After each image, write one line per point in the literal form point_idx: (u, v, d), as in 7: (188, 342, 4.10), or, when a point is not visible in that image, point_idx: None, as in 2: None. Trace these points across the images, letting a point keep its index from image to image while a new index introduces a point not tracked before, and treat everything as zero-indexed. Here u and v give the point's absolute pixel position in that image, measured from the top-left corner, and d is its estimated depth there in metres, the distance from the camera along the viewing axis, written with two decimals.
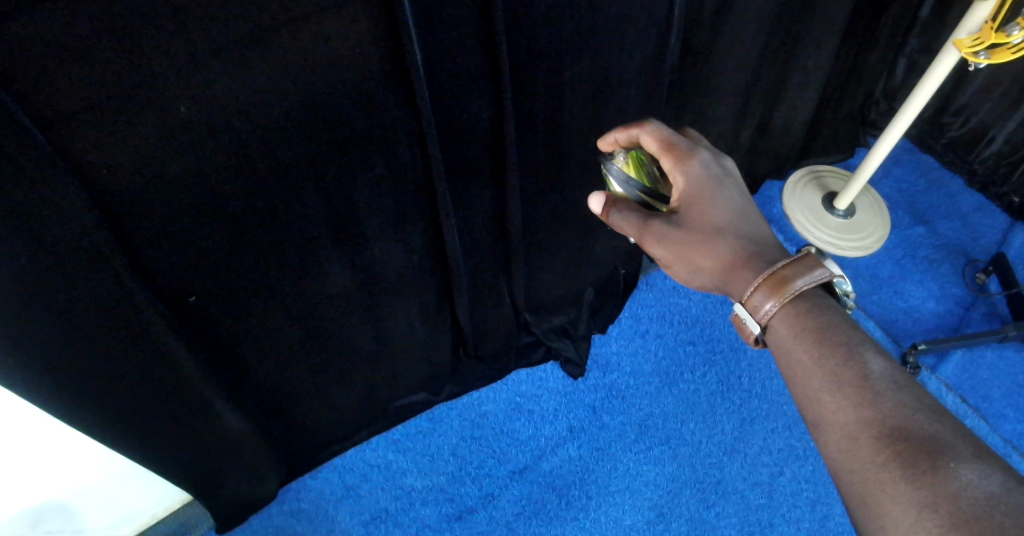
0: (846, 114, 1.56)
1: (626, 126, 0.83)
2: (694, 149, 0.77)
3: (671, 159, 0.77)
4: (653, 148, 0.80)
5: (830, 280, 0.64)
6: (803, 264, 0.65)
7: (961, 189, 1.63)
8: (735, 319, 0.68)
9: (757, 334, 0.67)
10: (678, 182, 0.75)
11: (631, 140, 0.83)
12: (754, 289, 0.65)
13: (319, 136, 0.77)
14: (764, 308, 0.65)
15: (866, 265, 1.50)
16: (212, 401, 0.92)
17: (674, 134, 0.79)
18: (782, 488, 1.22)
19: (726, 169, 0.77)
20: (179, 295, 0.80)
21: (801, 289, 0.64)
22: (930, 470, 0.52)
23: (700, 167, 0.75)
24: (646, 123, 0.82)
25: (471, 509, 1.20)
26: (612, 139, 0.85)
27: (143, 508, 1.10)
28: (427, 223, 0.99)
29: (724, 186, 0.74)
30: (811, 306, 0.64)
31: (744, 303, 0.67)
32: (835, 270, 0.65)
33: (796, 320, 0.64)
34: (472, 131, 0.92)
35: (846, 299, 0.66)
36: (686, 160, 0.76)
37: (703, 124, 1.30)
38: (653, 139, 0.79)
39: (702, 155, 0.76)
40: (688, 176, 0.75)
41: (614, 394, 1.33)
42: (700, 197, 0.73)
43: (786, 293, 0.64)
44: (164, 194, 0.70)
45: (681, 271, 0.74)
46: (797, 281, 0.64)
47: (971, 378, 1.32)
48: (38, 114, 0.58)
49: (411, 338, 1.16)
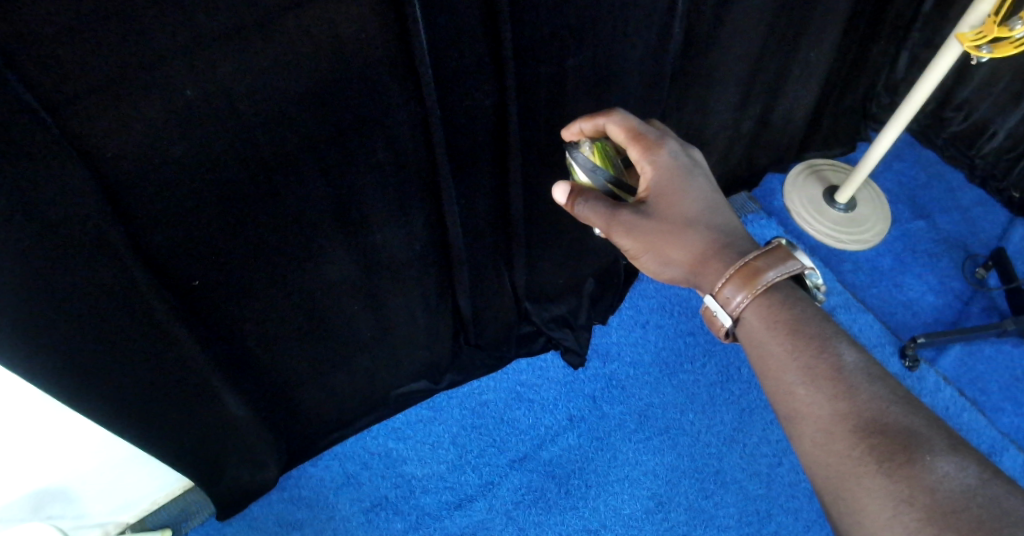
0: (848, 107, 1.56)
1: (593, 116, 0.81)
2: (662, 139, 0.75)
3: (639, 149, 0.75)
4: (620, 138, 0.78)
5: (801, 272, 0.63)
6: (774, 255, 0.63)
7: (961, 184, 1.63)
8: (706, 312, 0.66)
9: (728, 326, 0.65)
10: (646, 172, 0.74)
11: (595, 131, 0.82)
12: (725, 281, 0.63)
13: (322, 123, 0.77)
14: (735, 301, 0.63)
15: (865, 258, 1.50)
16: (215, 385, 0.92)
17: (641, 124, 0.77)
18: (780, 478, 1.23)
19: (694, 159, 0.75)
20: (182, 280, 0.80)
21: (772, 281, 0.62)
22: (907, 463, 0.51)
23: (669, 157, 0.73)
24: (612, 112, 0.80)
25: (471, 497, 1.21)
26: (577, 129, 0.83)
27: (145, 494, 1.11)
28: (430, 211, 0.99)
29: (693, 177, 0.72)
30: (783, 297, 0.62)
31: (715, 295, 0.64)
32: (807, 263, 0.64)
33: (768, 312, 0.62)
34: (476, 119, 0.92)
35: (816, 292, 0.66)
36: (655, 151, 0.74)
37: (705, 115, 1.30)
38: (619, 128, 0.77)
39: (671, 145, 0.75)
40: (657, 166, 0.73)
41: (614, 384, 1.34)
42: (669, 188, 0.71)
43: (757, 286, 0.62)
44: (168, 180, 0.70)
45: (650, 264, 0.72)
46: (769, 272, 0.62)
47: (969, 372, 1.33)
48: (43, 98, 0.58)
49: (412, 326, 1.16)
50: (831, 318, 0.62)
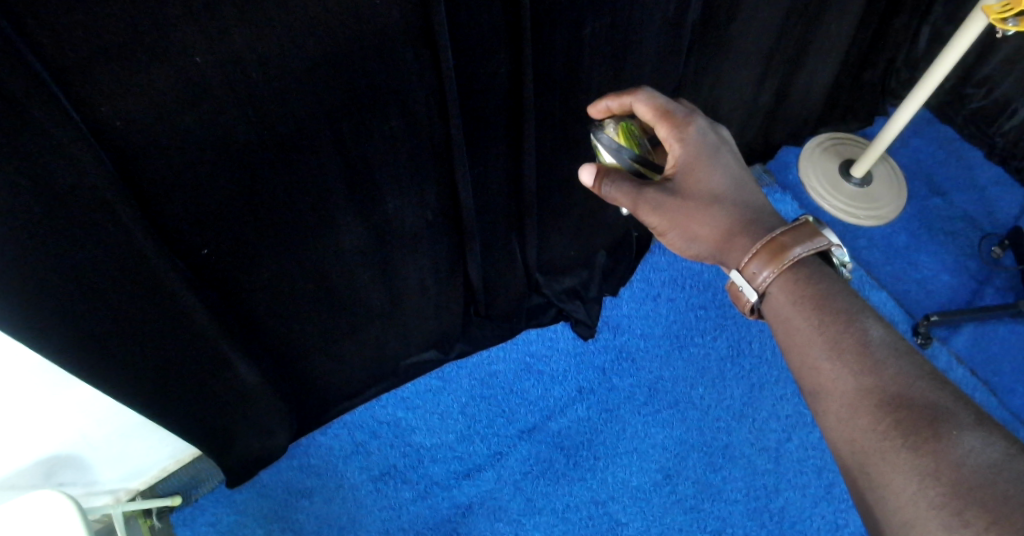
0: (867, 81, 1.53)
1: (618, 94, 0.80)
2: (690, 116, 0.74)
3: (666, 126, 0.74)
4: (647, 117, 0.77)
5: (828, 249, 0.62)
6: (801, 232, 0.62)
7: (980, 162, 1.60)
8: (732, 287, 0.66)
9: (754, 302, 0.64)
10: (674, 150, 0.73)
11: (621, 109, 0.81)
12: (751, 257, 0.63)
13: (335, 87, 0.75)
14: (761, 276, 0.62)
15: (880, 235, 1.49)
16: (226, 353, 0.92)
17: (669, 102, 0.75)
18: (789, 454, 1.24)
19: (722, 137, 0.73)
20: (193, 247, 0.79)
21: (799, 257, 0.61)
22: (934, 438, 0.50)
23: (697, 135, 0.72)
24: (639, 90, 0.78)
25: (479, 466, 1.22)
26: (605, 107, 0.82)
27: (155, 461, 1.10)
28: (442, 177, 0.97)
29: (721, 154, 0.71)
30: (811, 272, 0.61)
31: (741, 270, 0.64)
32: (834, 240, 0.63)
33: (794, 287, 0.61)
34: (492, 85, 0.89)
35: (843, 269, 0.64)
36: (682, 128, 0.73)
37: (721, 88, 1.27)
38: (648, 106, 0.76)
39: (699, 122, 0.73)
40: (686, 143, 0.72)
41: (624, 356, 1.34)
42: (696, 164, 0.70)
43: (784, 261, 0.61)
44: (178, 146, 0.69)
45: (676, 241, 0.72)
46: (796, 248, 0.61)
47: (982, 351, 1.33)
48: (54, 61, 0.57)
49: (423, 296, 1.15)
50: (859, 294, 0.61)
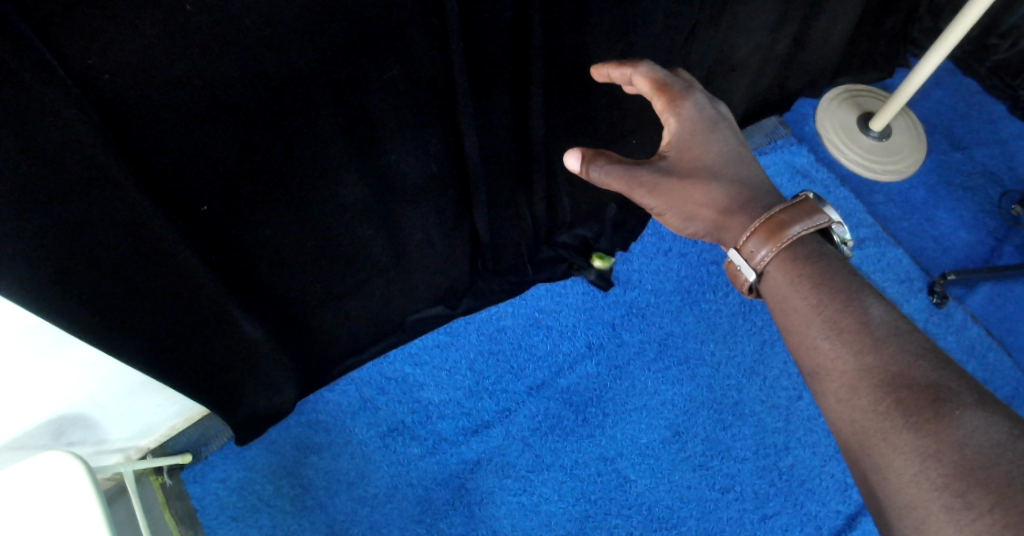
0: (890, 29, 1.45)
1: (620, 64, 0.79)
2: (688, 91, 0.77)
3: (663, 101, 0.77)
4: (645, 89, 0.79)
5: (828, 226, 0.64)
6: (801, 209, 0.64)
7: (1003, 115, 1.54)
8: (729, 267, 0.68)
9: (751, 282, 0.66)
10: (670, 125, 0.76)
11: (622, 79, 0.80)
12: (750, 235, 0.65)
13: (333, 39, 0.72)
14: (759, 255, 0.64)
15: (898, 190, 1.45)
16: (228, 308, 0.92)
17: (666, 75, 0.78)
18: (799, 412, 1.24)
19: (720, 113, 0.77)
20: (192, 204, 0.77)
21: (798, 235, 0.63)
22: (936, 418, 0.50)
23: (693, 109, 0.75)
24: (640, 62, 0.79)
25: (487, 423, 1.23)
26: (605, 75, 0.81)
27: (162, 419, 1.12)
28: (446, 130, 0.95)
29: (718, 129, 0.75)
30: (809, 251, 0.63)
31: (739, 250, 0.66)
32: (835, 218, 0.64)
33: (791, 267, 0.62)
34: (494, 34, 0.85)
35: (844, 247, 0.65)
36: (679, 103, 0.76)
37: (734, 38, 1.21)
38: (646, 79, 0.78)
39: (697, 98, 0.76)
40: (681, 118, 0.75)
41: (634, 312, 1.33)
42: (692, 140, 0.74)
43: (782, 240, 0.63)
44: (170, 105, 0.66)
45: (673, 220, 0.76)
46: (795, 226, 0.63)
47: (998, 311, 1.31)
48: (37, 17, 0.54)
49: (427, 251, 1.14)
50: (857, 272, 0.62)
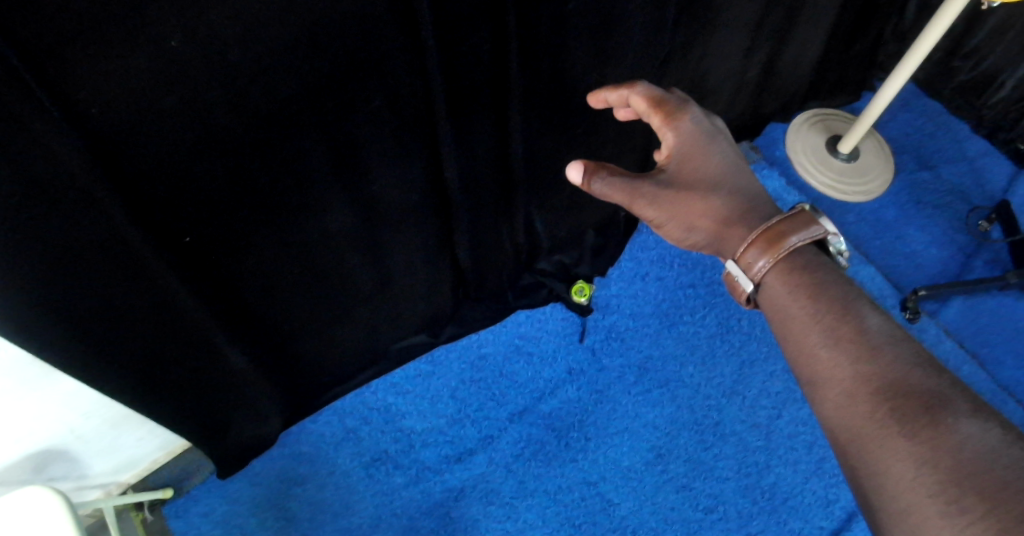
0: (856, 55, 1.51)
1: (616, 86, 0.83)
2: (685, 106, 0.80)
3: (661, 116, 0.79)
4: (642, 107, 0.81)
5: (824, 237, 0.66)
6: (798, 220, 0.66)
7: (967, 135, 1.61)
8: (728, 278, 0.70)
9: (749, 293, 0.68)
10: (668, 139, 0.78)
11: (620, 101, 0.83)
12: (749, 246, 0.67)
13: (319, 66, 0.72)
14: (758, 265, 0.66)
15: (870, 209, 1.50)
16: (213, 338, 0.90)
17: (662, 93, 0.81)
18: (779, 430, 1.26)
19: (717, 126, 0.80)
20: (176, 234, 0.76)
21: (795, 245, 0.65)
22: (932, 425, 0.52)
23: (691, 123, 0.78)
24: (636, 83, 0.82)
25: (471, 450, 1.22)
26: (603, 98, 0.85)
27: (144, 453, 1.08)
28: (430, 155, 0.95)
29: (716, 141, 0.77)
30: (806, 261, 0.65)
31: (738, 260, 0.68)
32: (831, 228, 0.66)
33: (788, 276, 0.65)
34: (477, 59, 0.86)
35: (840, 258, 0.67)
36: (677, 117, 0.78)
37: (708, 64, 1.25)
38: (643, 97, 0.80)
39: (694, 111, 0.79)
40: (679, 132, 0.78)
41: (614, 336, 1.34)
42: (691, 152, 0.77)
43: (780, 249, 0.65)
44: (159, 133, 0.66)
45: (674, 231, 0.77)
46: (793, 237, 0.65)
47: (971, 324, 1.35)
48: (29, 50, 0.53)
49: (412, 276, 1.14)
50: (852, 281, 0.64)
